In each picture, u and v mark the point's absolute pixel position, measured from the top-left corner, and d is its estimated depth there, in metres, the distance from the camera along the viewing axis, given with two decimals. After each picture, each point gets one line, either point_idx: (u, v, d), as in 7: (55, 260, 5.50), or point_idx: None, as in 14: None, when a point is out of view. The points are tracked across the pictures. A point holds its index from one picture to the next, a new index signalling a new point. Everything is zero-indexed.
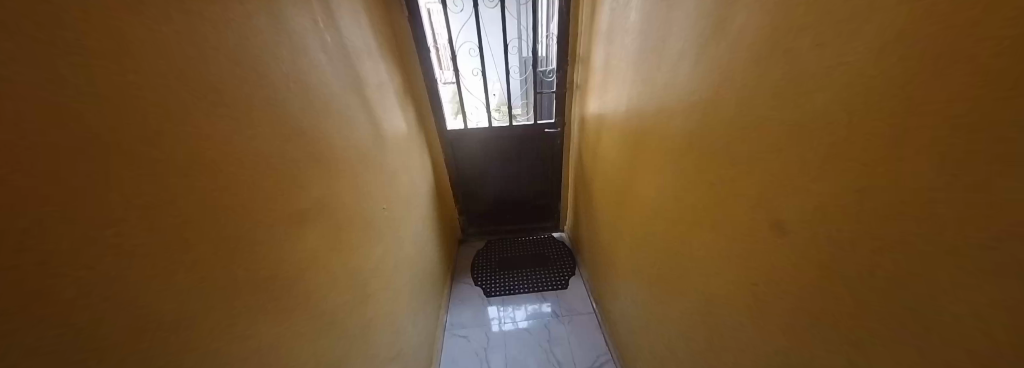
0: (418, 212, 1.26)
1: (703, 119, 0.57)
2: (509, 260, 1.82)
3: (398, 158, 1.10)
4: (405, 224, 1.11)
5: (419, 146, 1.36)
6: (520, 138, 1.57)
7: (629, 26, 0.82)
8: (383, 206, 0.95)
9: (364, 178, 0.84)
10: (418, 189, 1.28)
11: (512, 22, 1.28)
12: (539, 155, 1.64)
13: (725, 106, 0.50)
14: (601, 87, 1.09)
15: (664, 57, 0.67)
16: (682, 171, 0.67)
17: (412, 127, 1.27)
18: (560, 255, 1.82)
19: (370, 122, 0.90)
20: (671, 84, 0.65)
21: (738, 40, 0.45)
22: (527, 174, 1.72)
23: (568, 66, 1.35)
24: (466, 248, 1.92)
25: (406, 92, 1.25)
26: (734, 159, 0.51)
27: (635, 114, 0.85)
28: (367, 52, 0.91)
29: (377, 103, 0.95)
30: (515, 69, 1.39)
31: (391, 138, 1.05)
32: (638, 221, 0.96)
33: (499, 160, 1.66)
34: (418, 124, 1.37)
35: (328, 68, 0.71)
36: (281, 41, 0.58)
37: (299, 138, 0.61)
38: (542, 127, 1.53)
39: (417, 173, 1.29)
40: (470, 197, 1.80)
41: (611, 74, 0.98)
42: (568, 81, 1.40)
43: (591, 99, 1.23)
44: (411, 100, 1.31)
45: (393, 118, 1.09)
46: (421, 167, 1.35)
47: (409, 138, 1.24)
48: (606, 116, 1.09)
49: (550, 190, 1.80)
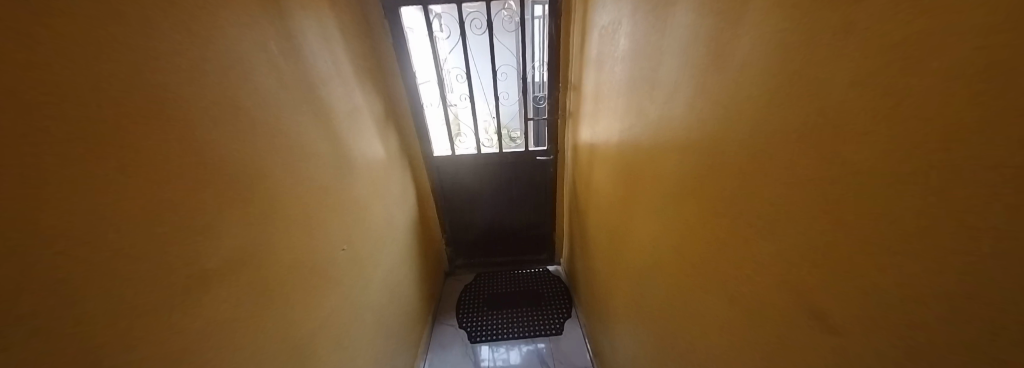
0: (393, 245, 1.16)
1: (697, 159, 0.49)
2: (498, 296, 1.65)
3: (371, 188, 1.02)
4: (373, 262, 1.00)
5: (401, 174, 1.29)
6: (511, 166, 1.49)
7: (617, 54, 0.76)
8: (343, 245, 0.84)
9: (321, 214, 0.75)
10: (395, 221, 1.19)
11: (501, 49, 1.25)
12: (530, 183, 1.55)
13: (721, 146, 0.42)
14: (592, 116, 1.04)
15: (655, 87, 0.59)
16: (679, 217, 0.58)
17: (392, 155, 1.21)
18: (555, 293, 1.65)
19: (336, 152, 0.83)
20: (665, 117, 0.57)
21: (728, 73, 0.39)
22: (519, 203, 1.63)
23: (559, 93, 1.30)
24: (451, 282, 1.78)
25: (389, 118, 1.20)
26: (732, 211, 0.42)
27: (628, 146, 0.77)
28: (338, 78, 0.86)
29: (348, 131, 0.89)
30: (505, 95, 1.35)
31: (365, 168, 0.98)
32: (635, 266, 0.84)
33: (489, 188, 1.57)
34: (401, 150, 1.31)
35: (286, 95, 0.65)
36: (233, 64, 0.52)
37: (252, 171, 0.54)
38: (534, 154, 1.46)
39: (396, 203, 1.20)
40: (458, 227, 1.70)
41: (601, 104, 0.93)
42: (560, 108, 1.34)
43: (583, 127, 1.16)
44: (395, 127, 1.26)
45: (370, 147, 1.03)
46: (401, 196, 1.27)
47: (389, 166, 1.17)
48: (597, 146, 1.02)
49: (542, 220, 1.70)
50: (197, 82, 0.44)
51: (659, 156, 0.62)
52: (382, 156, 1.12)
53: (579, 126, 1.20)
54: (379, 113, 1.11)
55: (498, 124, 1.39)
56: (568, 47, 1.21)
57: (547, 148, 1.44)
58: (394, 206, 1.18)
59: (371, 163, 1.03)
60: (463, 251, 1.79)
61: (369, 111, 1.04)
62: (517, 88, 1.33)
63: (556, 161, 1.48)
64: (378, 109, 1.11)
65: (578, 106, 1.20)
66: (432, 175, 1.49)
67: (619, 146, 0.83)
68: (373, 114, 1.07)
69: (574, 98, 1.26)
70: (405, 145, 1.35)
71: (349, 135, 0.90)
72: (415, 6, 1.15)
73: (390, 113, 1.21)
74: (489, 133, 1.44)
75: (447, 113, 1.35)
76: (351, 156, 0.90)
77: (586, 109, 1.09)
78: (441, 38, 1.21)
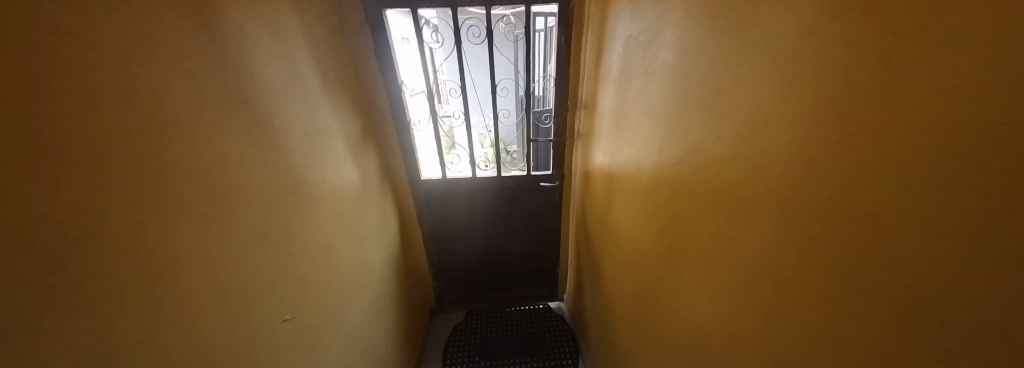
0: (365, 293, 0.95)
1: (773, 240, 0.32)
2: (492, 342, 1.46)
3: (337, 226, 0.82)
4: (332, 324, 0.79)
5: (382, 202, 1.09)
6: (509, 193, 1.33)
7: (651, 69, 0.61)
8: (289, 314, 0.63)
9: (264, 275, 0.56)
10: (370, 262, 0.99)
11: (501, 61, 1.10)
12: (532, 212, 1.39)
13: (816, 241, 0.26)
14: (608, 141, 0.88)
15: (704, 118, 0.43)
16: (733, 307, 0.42)
17: (370, 181, 1.02)
18: (557, 337, 1.46)
19: (294, 184, 0.64)
20: (711, 158, 0.42)
21: (826, 126, 0.23)
22: (517, 234, 1.47)
23: (568, 112, 1.15)
24: (438, 322, 1.58)
25: (369, 137, 1.03)
26: (833, 339, 0.26)
27: (664, 187, 0.60)
28: (301, 89, 0.68)
29: (311, 156, 0.71)
30: (504, 113, 1.19)
31: (330, 201, 0.78)
32: (666, 337, 0.68)
33: (484, 218, 1.40)
34: (383, 174, 1.12)
35: (225, 115, 0.48)
36: (144, 66, 0.35)
37: (177, 224, 0.39)
38: (537, 179, 1.29)
39: (372, 239, 1.01)
40: (447, 259, 1.52)
41: (624, 129, 0.76)
42: (568, 129, 1.18)
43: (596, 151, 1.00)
44: (377, 147, 1.08)
45: (342, 173, 0.84)
46: (380, 230, 1.07)
47: (366, 194, 0.98)
48: (615, 178, 0.85)
49: (542, 253, 1.53)
50: (58, 87, 0.27)
51: (706, 215, 0.45)
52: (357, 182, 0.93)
53: (591, 152, 1.05)
54: (355, 131, 0.94)
55: (496, 146, 1.22)
56: (578, 62, 1.07)
57: (551, 173, 1.27)
58: (368, 245, 0.98)
59: (342, 193, 0.84)
60: (452, 286, 1.61)
61: (343, 130, 0.87)
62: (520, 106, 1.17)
63: (562, 187, 1.31)
64: (354, 126, 0.93)
65: (590, 128, 1.04)
66: (419, 201, 1.31)
67: (650, 185, 0.66)
68: (347, 133, 0.89)
69: (584, 119, 1.11)
70: (389, 167, 1.17)
71: (312, 161, 0.71)
72: (403, 9, 0.99)
73: (370, 131, 1.04)
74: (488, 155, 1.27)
75: (437, 132, 1.18)
76: (312, 188, 0.71)
77: (601, 132, 0.93)
78: (434, 46, 1.06)
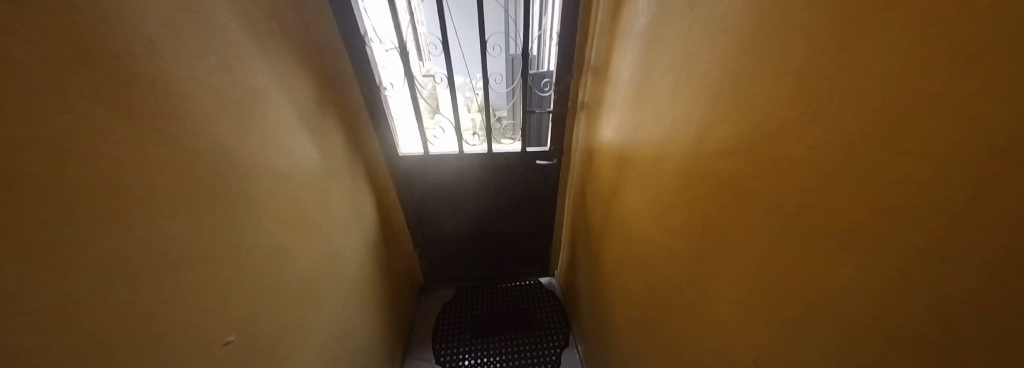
0: (339, 289, 0.85)
1: (876, 304, 0.22)
2: (484, 319, 1.46)
3: (297, 219, 0.66)
4: (307, 326, 0.69)
5: (354, 184, 0.94)
6: (501, 172, 1.20)
7: (689, 24, 0.46)
8: (232, 334, 0.48)
9: (203, 290, 0.42)
10: (343, 254, 0.87)
11: (490, 9, 0.87)
12: (526, 191, 1.29)
13: (961, 336, 0.17)
14: (621, 118, 0.74)
15: (776, 107, 0.30)
16: (782, 342, 0.34)
17: (336, 160, 0.85)
18: (548, 314, 1.48)
19: (233, 173, 0.48)
20: (779, 156, 0.30)
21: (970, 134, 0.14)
22: (507, 215, 1.39)
23: (573, 78, 0.96)
24: (428, 300, 1.56)
25: (329, 105, 0.83)
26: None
27: (688, 180, 0.49)
28: (221, 36, 0.47)
29: (249, 134, 0.52)
30: (495, 79, 0.99)
31: (285, 190, 0.63)
32: (668, 338, 0.64)
33: (474, 198, 1.30)
34: (352, 150, 0.95)
35: (101, 74, 0.30)
36: None
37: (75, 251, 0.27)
38: (532, 157, 1.16)
39: (344, 229, 0.88)
40: (435, 239, 1.44)
41: (646, 104, 0.62)
42: (573, 99, 1.01)
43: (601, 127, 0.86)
44: (340, 117, 0.89)
45: (298, 154, 0.67)
46: (353, 217, 0.93)
47: (331, 177, 0.82)
48: (626, 163, 0.73)
49: (534, 233, 1.47)
50: None
51: (760, 232, 0.35)
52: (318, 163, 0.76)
53: (596, 129, 0.91)
54: (310, 97, 0.74)
55: (486, 119, 1.04)
56: (591, 12, 0.83)
57: (548, 150, 1.14)
58: (339, 235, 0.85)
59: (299, 179, 0.67)
60: (441, 265, 1.55)
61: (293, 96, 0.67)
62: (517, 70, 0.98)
63: (561, 166, 1.19)
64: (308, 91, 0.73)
65: (598, 101, 0.89)
66: (399, 180, 1.16)
67: (672, 178, 0.54)
68: (300, 101, 0.69)
69: (592, 89, 0.94)
70: (360, 142, 0.99)
71: (253, 140, 0.53)
72: None
73: (330, 98, 0.83)
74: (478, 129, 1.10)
75: (414, 99, 0.98)
76: (257, 178, 0.54)
77: (612, 106, 0.78)
78: None
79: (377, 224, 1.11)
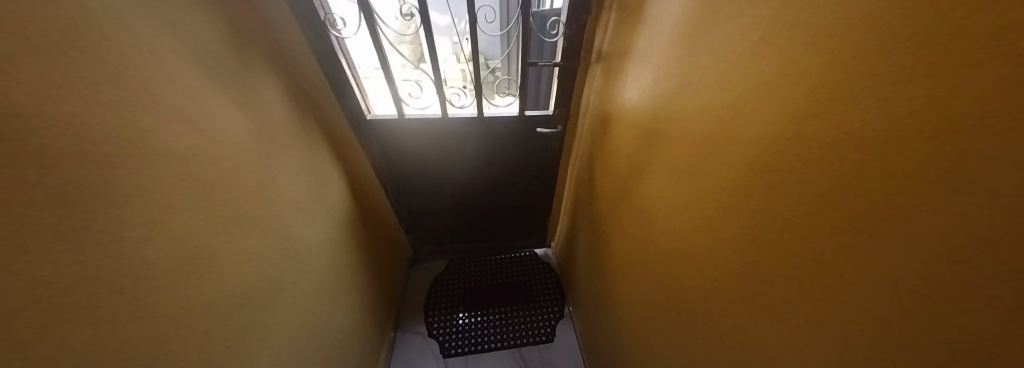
0: (305, 283, 0.74)
1: None
2: (477, 292, 1.43)
3: (231, 216, 0.50)
4: (262, 334, 0.59)
5: (310, 159, 0.75)
6: (495, 141, 1.02)
7: None
8: None
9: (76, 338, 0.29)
10: (308, 243, 0.74)
11: None
12: (524, 162, 1.13)
13: None
14: (656, 75, 0.54)
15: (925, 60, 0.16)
16: None
17: (281, 130, 0.64)
18: (544, 286, 1.46)
19: (92, 172, 0.29)
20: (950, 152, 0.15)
21: None
22: (501, 188, 1.25)
23: (589, 16, 0.71)
24: (418, 273, 1.51)
25: (262, 53, 0.59)
26: None
27: (750, 172, 0.34)
28: None
29: (119, 101, 0.32)
30: (483, 17, 0.74)
31: (205, 180, 0.44)
32: (686, 345, 0.56)
33: (465, 169, 1.14)
34: (307, 116, 0.74)
35: None
36: None
37: None
38: (532, 124, 0.97)
39: (302, 214, 0.72)
40: (422, 213, 1.32)
41: (699, 53, 0.42)
42: (586, 47, 0.78)
43: (625, 87, 0.66)
44: (281, 69, 0.65)
45: (215, 127, 0.46)
46: (314, 200, 0.77)
47: (275, 154, 0.62)
48: (653, 138, 0.56)
49: (530, 206, 1.36)
50: None
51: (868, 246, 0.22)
52: (253, 138, 0.56)
53: (615, 90, 0.71)
54: (227, 39, 0.50)
55: (474, 74, 0.81)
56: None
57: (552, 115, 0.94)
58: (297, 223, 0.70)
59: (225, 161, 0.48)
60: (430, 239, 1.47)
61: (194, 37, 0.43)
62: (514, 4, 0.72)
63: (563, 134, 1.01)
64: (221, 29, 0.48)
65: (620, 51, 0.66)
66: (372, 148, 0.98)
67: (717, 159, 0.39)
68: (207, 45, 0.46)
69: (611, 35, 0.70)
70: (314, 103, 0.76)
71: (130, 102, 0.34)
72: None
73: (261, 41, 0.58)
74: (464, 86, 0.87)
75: (379, 45, 0.73)
76: (152, 170, 0.36)
77: (646, 59, 0.56)
78: None
79: (351, 203, 0.96)
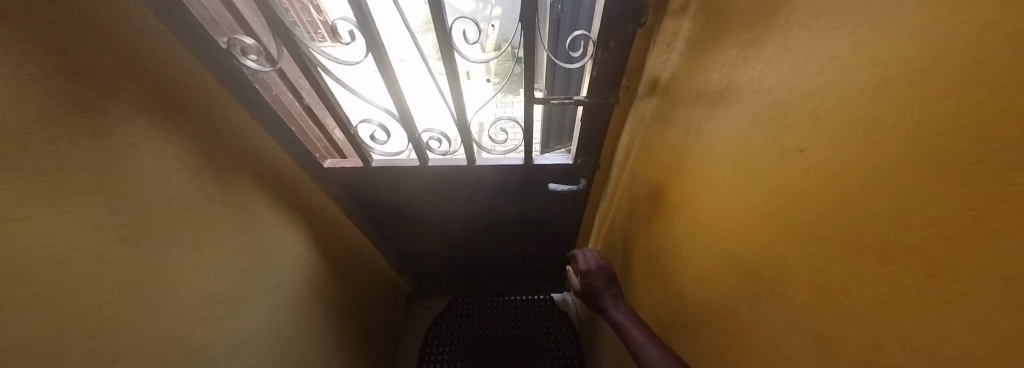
0: None
1: None
2: (478, 342, 1.24)
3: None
4: None
5: (253, 236, 0.55)
6: (497, 192, 0.80)
7: None
8: None
9: None
10: (264, 341, 0.59)
11: None
12: (534, 213, 0.89)
13: None
14: (779, 171, 0.25)
15: None
16: None
17: (190, 214, 0.44)
18: (557, 342, 1.25)
19: None
20: None
21: None
22: (507, 236, 1.04)
23: (638, 28, 0.41)
24: (415, 310, 1.36)
25: (132, 101, 0.38)
26: None
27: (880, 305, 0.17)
28: None
29: None
30: (461, 31, 0.43)
31: None
32: None
33: (463, 217, 0.94)
34: (249, 182, 0.54)
35: None
36: None
37: None
38: (544, 177, 0.71)
39: (242, 316, 0.54)
40: (416, 255, 1.14)
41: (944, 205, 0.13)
42: (629, 74, 0.50)
43: (702, 159, 0.37)
44: (180, 118, 0.43)
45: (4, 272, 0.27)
46: (266, 288, 0.59)
47: (173, 258, 0.42)
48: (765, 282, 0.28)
49: (543, 253, 1.13)
50: None
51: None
52: (112, 254, 0.35)
53: (683, 157, 0.41)
54: (37, 99, 0.29)
55: (458, 115, 0.55)
56: None
57: (573, 166, 0.66)
58: (234, 328, 0.52)
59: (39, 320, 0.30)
60: (428, 277, 1.30)
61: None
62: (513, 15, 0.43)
63: (587, 187, 0.73)
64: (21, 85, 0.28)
65: (697, 97, 0.36)
66: (344, 198, 0.78)
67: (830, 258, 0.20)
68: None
69: (678, 64, 0.40)
70: (252, 159, 0.55)
71: None
72: None
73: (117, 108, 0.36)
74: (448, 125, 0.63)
75: (315, 81, 0.49)
76: None
77: (777, 138, 0.25)
78: None
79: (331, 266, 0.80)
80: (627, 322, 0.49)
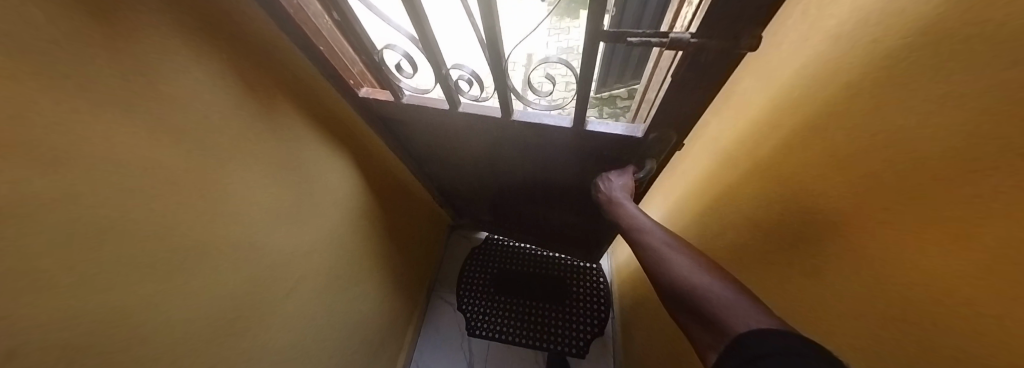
0: (323, 278, 0.74)
1: None
2: (509, 279, 1.34)
3: (186, 280, 0.40)
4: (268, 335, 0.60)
5: (302, 161, 0.59)
6: (541, 153, 0.67)
7: None
8: None
9: None
10: (325, 245, 0.72)
11: None
12: (581, 182, 0.76)
13: None
14: None
15: None
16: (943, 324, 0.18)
17: (244, 142, 0.46)
18: (586, 295, 1.28)
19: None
20: None
21: None
22: (547, 198, 0.95)
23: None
24: (456, 239, 1.51)
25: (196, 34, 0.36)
26: None
27: None
28: None
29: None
30: None
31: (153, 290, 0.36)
32: None
33: (505, 171, 0.86)
34: (299, 112, 0.56)
35: None
36: None
37: None
38: (597, 149, 0.55)
39: (305, 224, 0.64)
40: (454, 194, 1.18)
41: None
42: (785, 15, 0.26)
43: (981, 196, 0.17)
44: (217, 33, 0.39)
45: (128, 192, 0.30)
46: (319, 208, 0.67)
47: (246, 177, 0.47)
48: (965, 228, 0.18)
49: (584, 224, 1.03)
50: None
51: None
52: (206, 173, 0.40)
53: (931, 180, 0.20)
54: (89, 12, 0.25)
55: (491, 54, 0.40)
56: None
57: (639, 141, 0.48)
58: (299, 234, 0.62)
59: (165, 227, 0.35)
60: (465, 214, 1.36)
61: (11, 30, 0.20)
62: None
63: (657, 171, 0.55)
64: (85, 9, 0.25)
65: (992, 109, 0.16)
66: (387, 132, 0.78)
67: None
68: (50, 41, 0.23)
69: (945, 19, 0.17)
70: (291, 83, 0.53)
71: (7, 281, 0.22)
72: None
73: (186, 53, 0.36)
74: (481, 64, 0.49)
75: None
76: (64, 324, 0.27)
77: None
78: None
79: (377, 193, 0.88)
80: (647, 227, 0.44)
